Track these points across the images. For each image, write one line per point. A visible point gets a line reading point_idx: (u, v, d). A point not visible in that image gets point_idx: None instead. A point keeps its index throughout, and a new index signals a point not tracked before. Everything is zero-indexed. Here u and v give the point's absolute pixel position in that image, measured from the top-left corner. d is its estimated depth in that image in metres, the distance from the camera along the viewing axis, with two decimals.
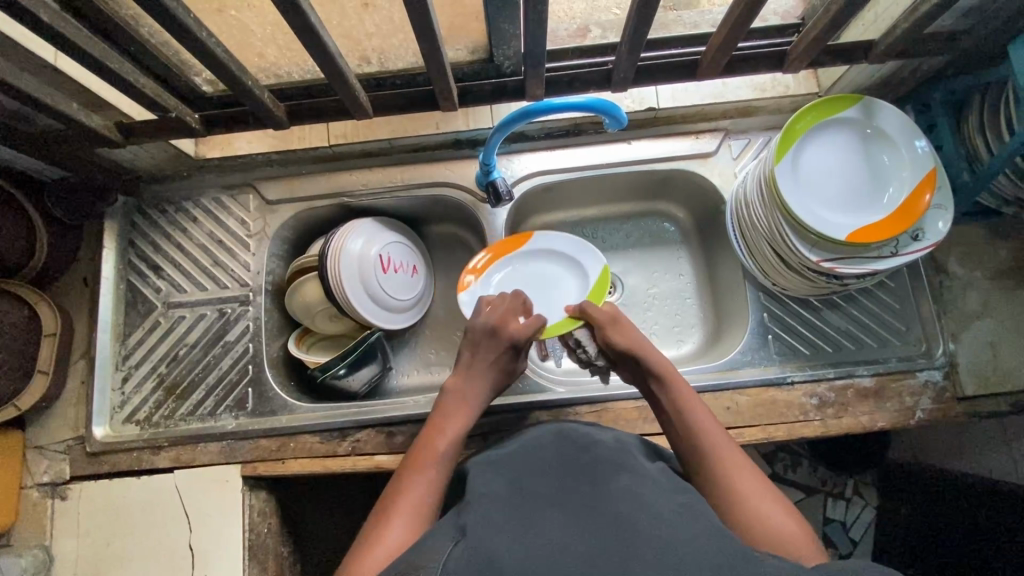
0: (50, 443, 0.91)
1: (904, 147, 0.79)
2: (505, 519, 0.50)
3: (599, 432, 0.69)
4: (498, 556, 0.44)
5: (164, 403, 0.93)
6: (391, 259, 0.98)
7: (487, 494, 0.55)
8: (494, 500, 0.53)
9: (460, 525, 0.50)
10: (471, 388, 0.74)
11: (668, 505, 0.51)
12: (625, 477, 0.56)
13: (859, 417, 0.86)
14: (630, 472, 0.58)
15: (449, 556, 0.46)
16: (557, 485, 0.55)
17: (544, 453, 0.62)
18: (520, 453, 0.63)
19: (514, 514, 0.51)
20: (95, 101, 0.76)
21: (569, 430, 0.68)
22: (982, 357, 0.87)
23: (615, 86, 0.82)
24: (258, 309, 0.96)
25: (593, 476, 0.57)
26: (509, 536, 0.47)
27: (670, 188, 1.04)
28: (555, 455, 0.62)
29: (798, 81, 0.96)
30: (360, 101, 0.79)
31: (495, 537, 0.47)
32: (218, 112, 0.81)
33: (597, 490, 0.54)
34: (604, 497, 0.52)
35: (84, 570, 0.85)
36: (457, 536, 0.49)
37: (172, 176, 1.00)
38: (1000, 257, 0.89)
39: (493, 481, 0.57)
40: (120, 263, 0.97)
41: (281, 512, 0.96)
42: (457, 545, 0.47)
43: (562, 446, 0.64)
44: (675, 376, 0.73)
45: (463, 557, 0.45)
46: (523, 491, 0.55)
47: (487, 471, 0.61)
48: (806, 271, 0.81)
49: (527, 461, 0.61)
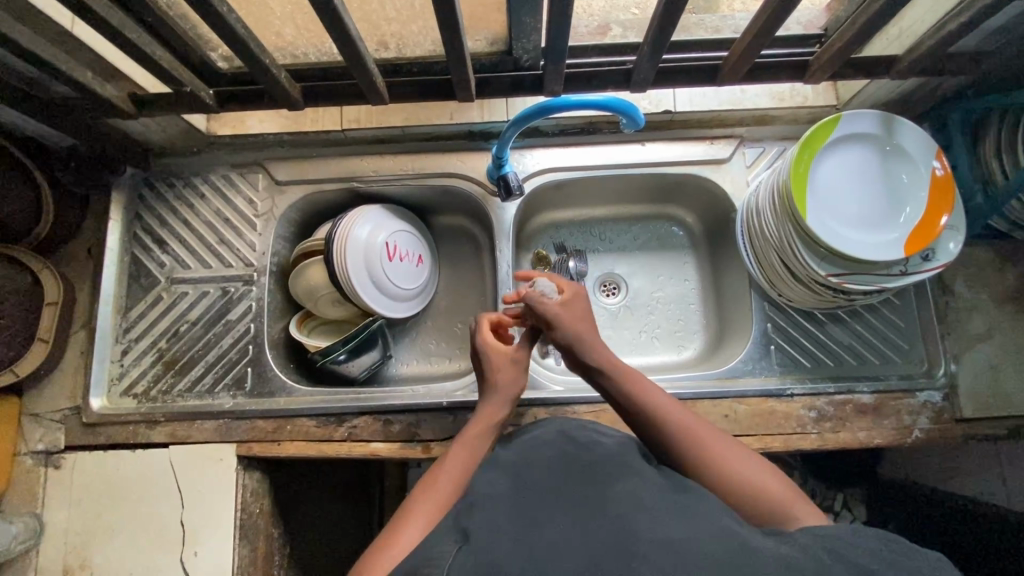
0: (46, 411, 0.91)
1: (923, 169, 0.78)
2: (507, 521, 0.49)
3: (601, 434, 0.68)
4: (500, 557, 0.44)
5: (162, 378, 0.93)
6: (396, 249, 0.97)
7: (490, 494, 0.54)
8: (497, 500, 0.53)
9: (463, 529, 0.50)
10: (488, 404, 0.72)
11: (670, 505, 0.51)
12: (627, 475, 0.56)
13: (856, 433, 0.86)
14: (632, 468, 0.58)
15: (453, 560, 0.46)
16: (559, 482, 0.55)
17: (545, 450, 0.62)
18: (523, 452, 0.63)
19: (516, 511, 0.51)
20: (108, 70, 0.75)
21: (571, 432, 0.67)
22: (982, 380, 0.87)
23: (634, 88, 0.81)
24: (261, 290, 0.96)
25: (595, 474, 0.56)
26: (513, 539, 0.47)
27: (681, 193, 1.04)
28: (556, 452, 0.62)
29: (817, 91, 0.95)
30: (377, 86, 0.78)
31: (499, 541, 0.47)
32: (233, 89, 0.80)
33: (598, 488, 0.54)
34: (606, 498, 0.52)
35: (76, 540, 0.85)
36: (460, 540, 0.49)
37: (182, 151, 0.99)
38: (1006, 281, 0.89)
39: (497, 481, 0.57)
40: (125, 236, 0.97)
41: (276, 494, 0.96)
42: (461, 550, 0.47)
43: (564, 446, 0.63)
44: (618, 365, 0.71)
45: (467, 560, 0.45)
46: (525, 487, 0.55)
47: (489, 470, 0.61)
48: (814, 285, 0.82)
49: (530, 458, 0.61)
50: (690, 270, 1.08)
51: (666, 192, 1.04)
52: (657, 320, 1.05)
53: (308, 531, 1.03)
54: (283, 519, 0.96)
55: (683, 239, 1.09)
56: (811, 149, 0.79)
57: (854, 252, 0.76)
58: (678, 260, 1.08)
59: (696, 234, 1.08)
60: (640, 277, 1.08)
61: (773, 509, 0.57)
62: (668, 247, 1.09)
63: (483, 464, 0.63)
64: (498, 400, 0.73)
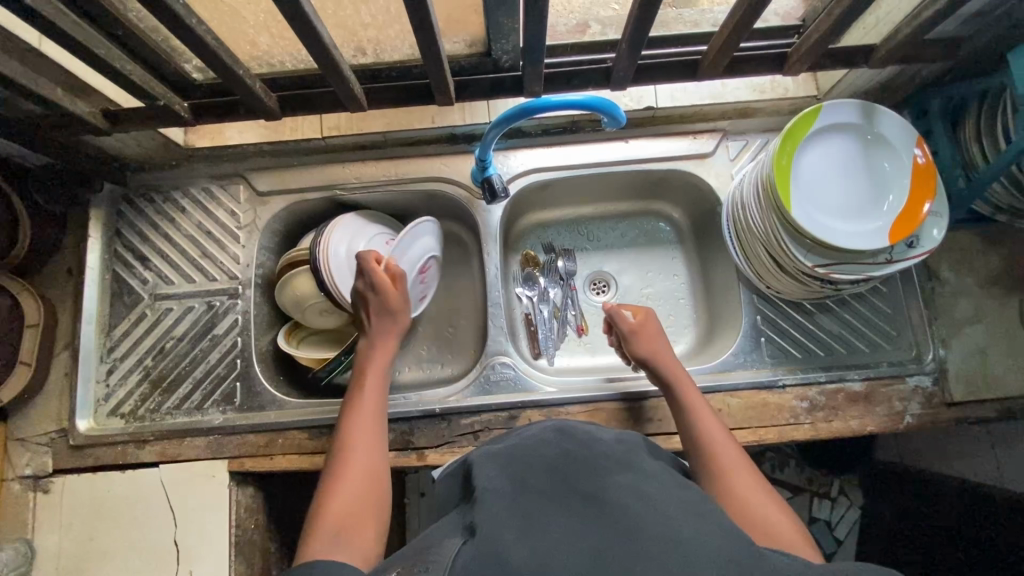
0: (32, 435, 0.89)
1: (905, 157, 0.79)
2: (507, 515, 0.49)
3: (601, 431, 0.67)
4: (505, 551, 0.44)
5: (149, 397, 0.92)
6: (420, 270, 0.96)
7: (491, 488, 0.54)
8: (497, 495, 0.52)
9: (467, 526, 0.50)
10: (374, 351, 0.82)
11: (674, 500, 0.51)
12: (626, 470, 0.57)
13: (849, 421, 0.86)
14: (633, 465, 0.58)
15: (457, 557, 0.46)
16: (559, 477, 0.55)
17: (543, 443, 0.62)
18: (523, 446, 0.63)
19: (517, 508, 0.50)
20: (78, 86, 0.74)
21: (570, 426, 0.67)
22: (971, 363, 0.87)
23: (614, 86, 0.80)
24: (247, 303, 0.95)
25: (594, 467, 0.56)
26: (516, 535, 0.46)
27: (667, 188, 1.03)
28: (554, 445, 0.62)
29: (798, 83, 0.95)
30: (354, 93, 0.77)
31: (502, 534, 0.46)
32: (209, 101, 0.79)
33: (602, 483, 0.53)
34: (607, 491, 0.52)
35: (67, 565, 0.84)
36: (465, 535, 0.49)
37: (160, 165, 0.98)
38: (992, 264, 0.90)
39: (493, 473, 0.57)
40: (106, 253, 0.95)
41: (270, 507, 0.94)
42: (466, 545, 0.47)
43: (563, 439, 0.63)
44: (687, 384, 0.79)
45: (472, 556, 0.45)
46: (523, 483, 0.55)
47: (489, 464, 0.60)
48: (802, 277, 0.82)
49: (527, 451, 0.61)
50: (679, 265, 1.08)
51: (652, 188, 1.04)
52: None
53: None
54: (279, 533, 0.96)
55: (671, 234, 1.09)
56: (795, 140, 0.79)
57: (839, 243, 0.76)
58: (667, 255, 1.08)
59: (684, 229, 1.08)
60: (630, 274, 1.07)
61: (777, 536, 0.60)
62: (656, 243, 1.09)
63: (472, 464, 0.64)
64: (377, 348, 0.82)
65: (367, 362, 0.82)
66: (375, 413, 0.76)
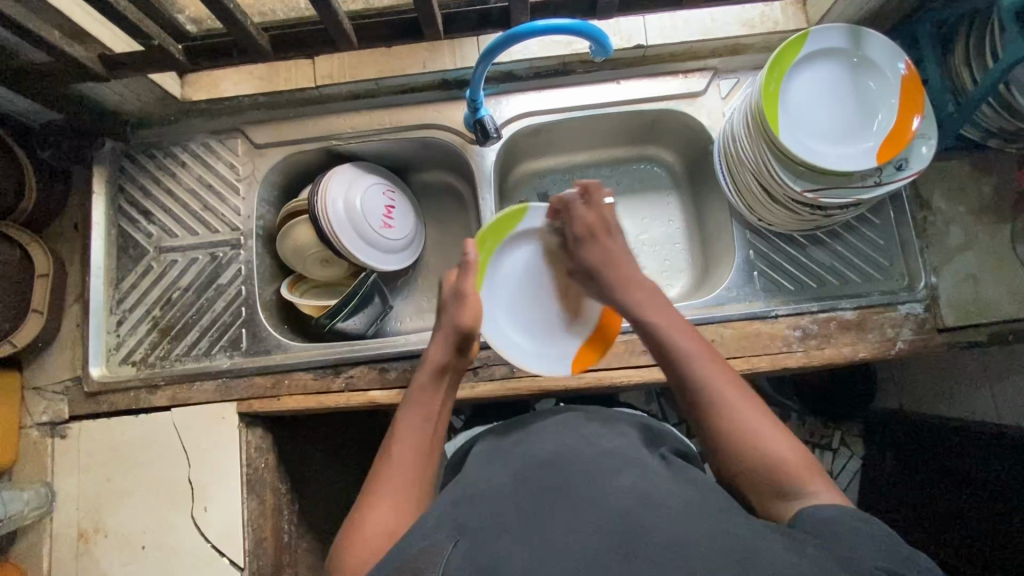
0: (48, 383, 0.93)
1: (890, 74, 0.80)
2: (505, 520, 0.51)
3: (599, 417, 0.71)
4: (501, 558, 0.46)
5: (158, 345, 0.95)
6: (527, 275, 0.92)
7: (490, 491, 0.56)
8: (496, 495, 0.55)
9: (458, 524, 0.52)
10: (440, 385, 0.72)
11: (672, 496, 0.51)
12: (629, 466, 0.57)
13: (841, 348, 0.87)
14: (630, 458, 0.59)
15: (450, 560, 0.48)
16: (555, 473, 0.56)
17: (546, 441, 0.64)
18: (526, 445, 0.65)
19: (517, 506, 0.53)
20: (74, 30, 0.75)
21: (570, 419, 0.70)
22: (962, 288, 0.88)
23: (600, 14, 0.80)
24: (249, 253, 0.97)
25: (596, 465, 0.57)
26: (514, 541, 0.48)
27: (660, 132, 1.04)
28: (557, 441, 0.63)
29: (788, 15, 0.94)
30: (345, 32, 0.78)
31: (498, 541, 0.48)
32: (203, 45, 0.81)
33: (598, 480, 0.53)
34: (605, 487, 0.52)
35: (86, 506, 0.88)
36: (455, 535, 0.51)
37: (159, 121, 1.00)
38: (983, 192, 0.90)
39: (499, 474, 0.59)
40: (110, 209, 0.98)
41: (280, 451, 0.97)
42: (458, 545, 0.50)
43: (564, 437, 0.64)
44: (656, 306, 0.72)
45: (464, 562, 0.47)
46: (524, 480, 0.56)
47: (491, 463, 0.63)
48: (792, 204, 0.82)
49: (529, 450, 0.63)
50: (674, 211, 1.09)
51: (645, 132, 1.05)
52: (644, 261, 1.07)
53: (318, 488, 1.05)
54: (289, 476, 0.98)
55: (665, 179, 1.10)
56: (781, 67, 0.80)
57: (828, 165, 0.77)
58: (661, 201, 1.10)
59: (678, 173, 1.09)
60: (625, 221, 1.09)
61: (782, 476, 0.55)
62: (650, 189, 1.10)
63: (478, 459, 0.67)
64: (427, 377, 0.72)
65: (419, 399, 0.70)
66: (424, 449, 0.66)
